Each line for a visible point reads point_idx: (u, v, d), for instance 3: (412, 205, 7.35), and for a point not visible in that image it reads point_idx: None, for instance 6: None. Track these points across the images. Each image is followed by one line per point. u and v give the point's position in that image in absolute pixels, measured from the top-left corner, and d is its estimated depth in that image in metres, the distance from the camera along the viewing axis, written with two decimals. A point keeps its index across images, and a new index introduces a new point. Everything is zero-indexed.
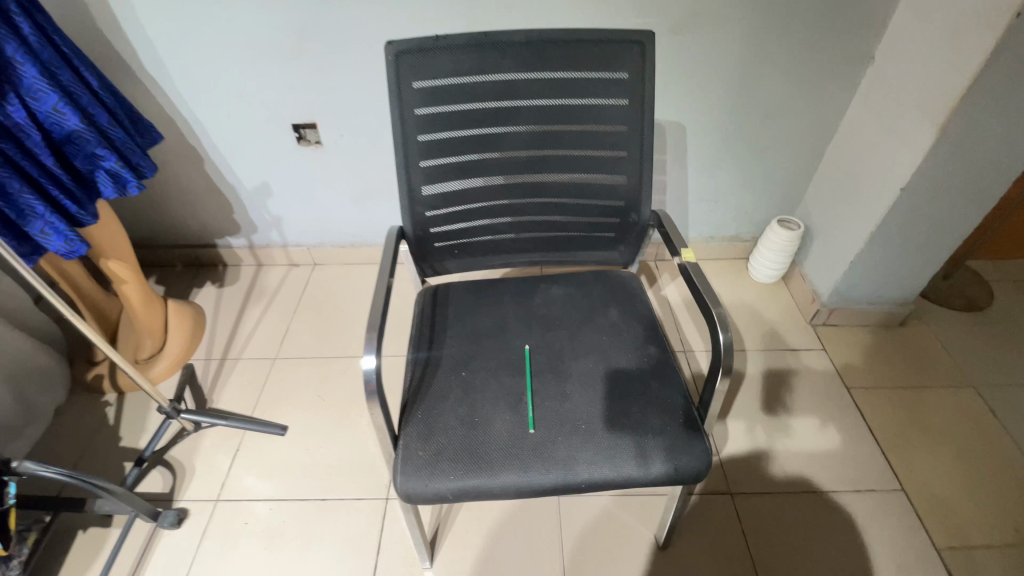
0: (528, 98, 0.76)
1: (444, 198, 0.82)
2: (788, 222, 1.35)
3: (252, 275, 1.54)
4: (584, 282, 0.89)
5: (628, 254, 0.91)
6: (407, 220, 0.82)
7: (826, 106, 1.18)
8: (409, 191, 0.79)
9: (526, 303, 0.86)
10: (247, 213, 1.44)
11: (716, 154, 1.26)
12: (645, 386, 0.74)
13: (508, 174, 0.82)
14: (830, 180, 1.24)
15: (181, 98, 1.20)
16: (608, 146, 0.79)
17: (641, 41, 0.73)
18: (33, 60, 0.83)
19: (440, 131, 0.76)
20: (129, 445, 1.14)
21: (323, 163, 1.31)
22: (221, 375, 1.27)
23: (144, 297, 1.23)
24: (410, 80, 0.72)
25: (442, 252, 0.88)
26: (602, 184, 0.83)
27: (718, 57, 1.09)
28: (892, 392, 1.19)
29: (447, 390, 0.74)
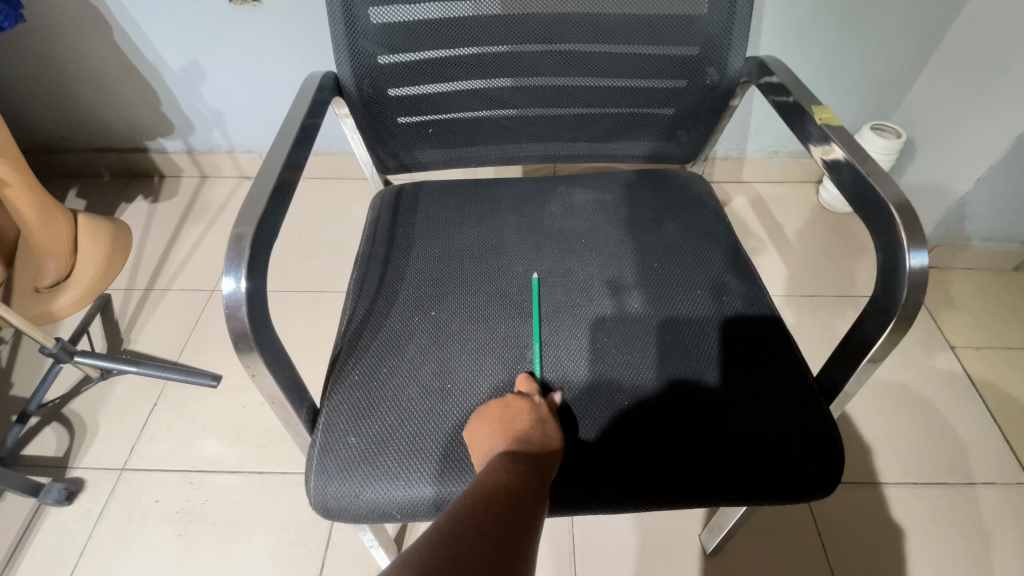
0: None
1: (407, 34, 0.51)
2: (883, 129, 1.00)
3: (195, 189, 1.24)
4: (622, 184, 0.60)
5: (691, 143, 0.61)
6: (350, 70, 0.52)
7: None
8: (348, 18, 0.49)
9: (535, 212, 0.57)
10: (178, 105, 1.12)
11: (798, 31, 0.92)
12: (724, 342, 0.46)
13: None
14: (953, 71, 0.91)
15: None
16: None
17: None
18: None
19: None
20: (19, 396, 0.89)
21: (266, 33, 0.98)
22: (145, 310, 1.00)
23: (39, 208, 0.95)
24: None
25: (408, 132, 0.58)
26: (666, 19, 0.51)
27: None
28: (1006, 354, 0.91)
29: (405, 339, 0.46)
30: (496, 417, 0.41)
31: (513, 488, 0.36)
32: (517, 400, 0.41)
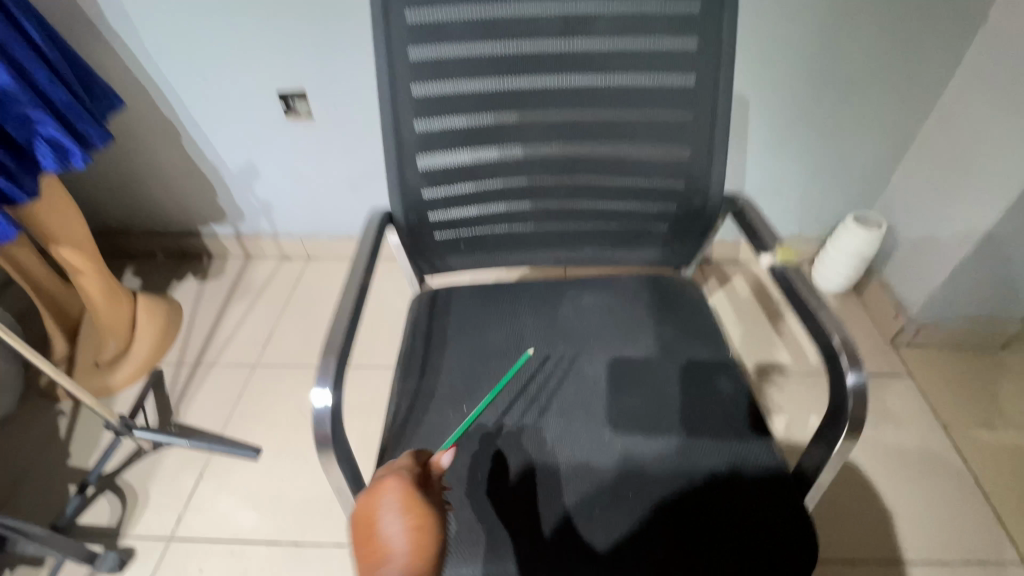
0: (557, 38, 0.56)
1: (446, 175, 0.62)
2: (866, 220, 1.11)
3: (239, 269, 1.37)
4: (625, 287, 0.69)
5: (684, 253, 0.70)
6: (398, 203, 0.63)
7: (923, 78, 0.96)
8: (398, 164, 0.60)
9: (550, 314, 0.66)
10: (233, 198, 1.27)
11: (780, 138, 1.05)
12: (714, 439, 0.54)
13: (533, 145, 0.62)
14: (923, 172, 1.01)
15: (150, 60, 1.03)
16: (667, 106, 0.59)
17: None
18: None
19: (440, 82, 0.57)
20: (77, 466, 0.97)
21: (315, 141, 1.13)
22: (192, 385, 1.10)
23: (106, 292, 1.06)
24: (400, 10, 0.53)
25: (442, 246, 0.69)
26: (656, 160, 0.62)
27: (789, 17, 0.90)
28: (998, 433, 0.96)
29: (441, 433, 0.55)
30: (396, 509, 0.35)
31: None
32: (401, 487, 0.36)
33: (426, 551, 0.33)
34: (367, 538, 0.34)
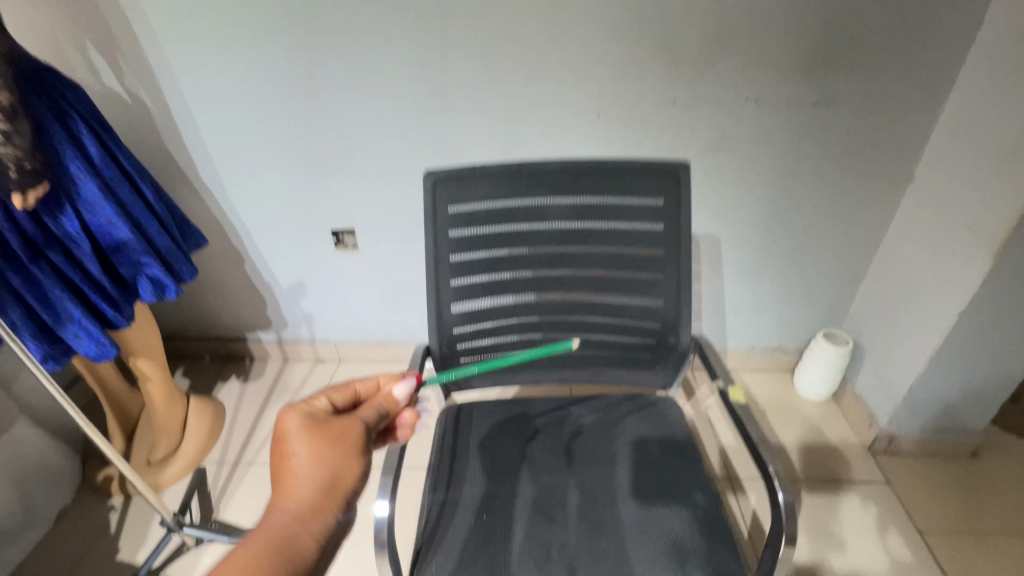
0: (559, 221, 0.78)
1: (473, 316, 0.81)
2: (834, 337, 1.27)
3: (277, 371, 1.52)
4: (619, 405, 0.84)
5: (666, 375, 0.87)
6: (435, 337, 0.81)
7: (868, 225, 1.15)
8: (438, 308, 0.80)
9: (556, 430, 0.80)
10: (280, 310, 1.46)
11: (753, 267, 1.24)
12: (693, 547, 0.65)
13: (540, 292, 0.82)
14: (878, 300, 1.18)
15: (230, 205, 1.24)
16: (643, 267, 0.80)
17: (678, 170, 0.75)
18: (93, 176, 0.87)
19: (471, 252, 0.78)
20: (125, 561, 1.07)
21: (357, 266, 1.33)
22: (233, 482, 1.22)
23: (167, 396, 1.21)
24: (446, 206, 0.75)
25: (467, 369, 0.86)
26: (633, 303, 0.82)
27: (750, 179, 1.11)
28: (976, 542, 1.03)
29: (466, 538, 0.66)
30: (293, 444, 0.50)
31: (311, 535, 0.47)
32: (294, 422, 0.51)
33: (345, 463, 0.50)
34: (286, 454, 0.49)
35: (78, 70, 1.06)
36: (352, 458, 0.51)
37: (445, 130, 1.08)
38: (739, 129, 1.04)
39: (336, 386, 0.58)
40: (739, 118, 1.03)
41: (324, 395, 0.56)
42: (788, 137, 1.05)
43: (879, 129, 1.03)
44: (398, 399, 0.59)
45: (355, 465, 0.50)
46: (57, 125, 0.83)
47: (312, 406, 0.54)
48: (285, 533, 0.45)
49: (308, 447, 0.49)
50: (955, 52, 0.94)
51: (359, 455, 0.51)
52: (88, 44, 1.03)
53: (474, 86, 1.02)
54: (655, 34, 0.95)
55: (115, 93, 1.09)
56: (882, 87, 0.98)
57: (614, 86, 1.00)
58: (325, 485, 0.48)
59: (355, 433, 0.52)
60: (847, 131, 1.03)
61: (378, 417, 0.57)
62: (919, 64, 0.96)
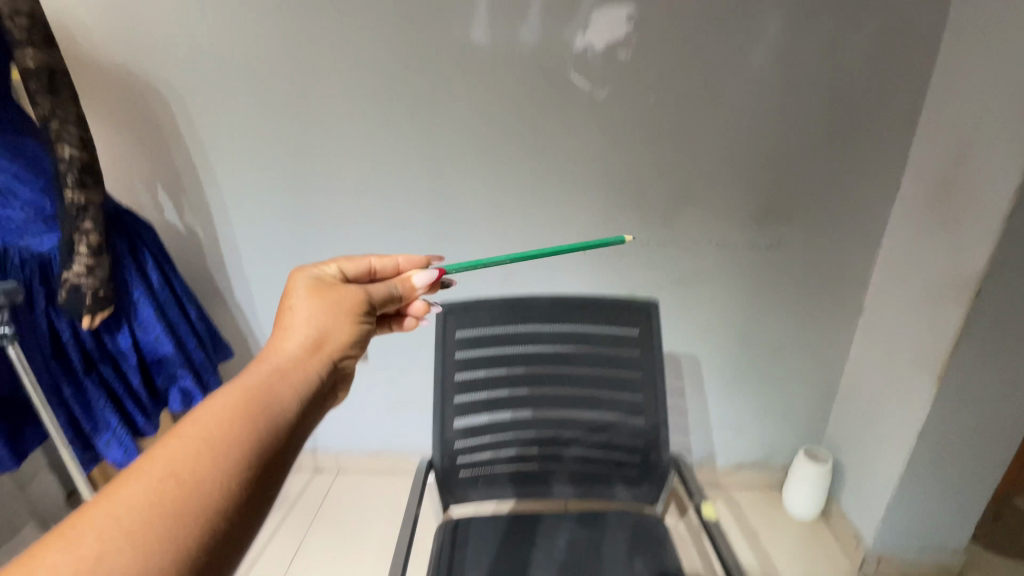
0: (551, 346, 0.91)
1: (473, 431, 0.91)
2: (816, 455, 1.34)
3: None
4: (607, 520, 0.90)
5: (651, 491, 0.95)
6: (437, 451, 0.90)
7: (830, 350, 1.28)
8: (442, 423, 0.90)
9: (548, 545, 0.85)
10: None
11: (731, 386, 1.35)
12: None
13: (534, 409, 0.92)
14: (849, 419, 1.27)
15: (257, 320, 1.37)
16: (624, 389, 0.92)
17: (649, 307, 0.91)
18: (151, 301, 1.04)
19: (474, 372, 0.90)
20: None
21: (365, 377, 1.42)
22: None
23: None
24: (454, 332, 0.89)
25: (466, 482, 0.93)
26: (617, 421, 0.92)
27: (719, 307, 1.26)
28: None
29: None
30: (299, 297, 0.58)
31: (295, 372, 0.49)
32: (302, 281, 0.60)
33: (338, 323, 0.57)
34: (290, 304, 0.57)
35: (144, 206, 1.22)
36: (347, 315, 0.58)
37: (454, 259, 1.24)
38: (705, 265, 1.22)
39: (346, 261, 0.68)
40: (704, 256, 1.21)
41: (336, 264, 0.66)
42: (751, 270, 1.22)
43: (826, 268, 1.19)
44: (406, 281, 0.67)
45: (346, 326, 0.57)
46: (130, 260, 1.01)
47: (323, 271, 0.64)
48: (281, 363, 0.50)
49: (311, 298, 0.57)
50: (880, 207, 1.13)
51: (353, 319, 0.58)
52: (157, 186, 1.19)
53: (480, 225, 1.19)
54: (633, 189, 1.14)
55: (172, 225, 1.24)
56: (827, 234, 1.16)
57: (600, 227, 1.18)
58: (320, 333, 0.54)
59: (355, 293, 0.60)
60: (799, 268, 1.20)
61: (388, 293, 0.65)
62: (855, 216, 1.14)
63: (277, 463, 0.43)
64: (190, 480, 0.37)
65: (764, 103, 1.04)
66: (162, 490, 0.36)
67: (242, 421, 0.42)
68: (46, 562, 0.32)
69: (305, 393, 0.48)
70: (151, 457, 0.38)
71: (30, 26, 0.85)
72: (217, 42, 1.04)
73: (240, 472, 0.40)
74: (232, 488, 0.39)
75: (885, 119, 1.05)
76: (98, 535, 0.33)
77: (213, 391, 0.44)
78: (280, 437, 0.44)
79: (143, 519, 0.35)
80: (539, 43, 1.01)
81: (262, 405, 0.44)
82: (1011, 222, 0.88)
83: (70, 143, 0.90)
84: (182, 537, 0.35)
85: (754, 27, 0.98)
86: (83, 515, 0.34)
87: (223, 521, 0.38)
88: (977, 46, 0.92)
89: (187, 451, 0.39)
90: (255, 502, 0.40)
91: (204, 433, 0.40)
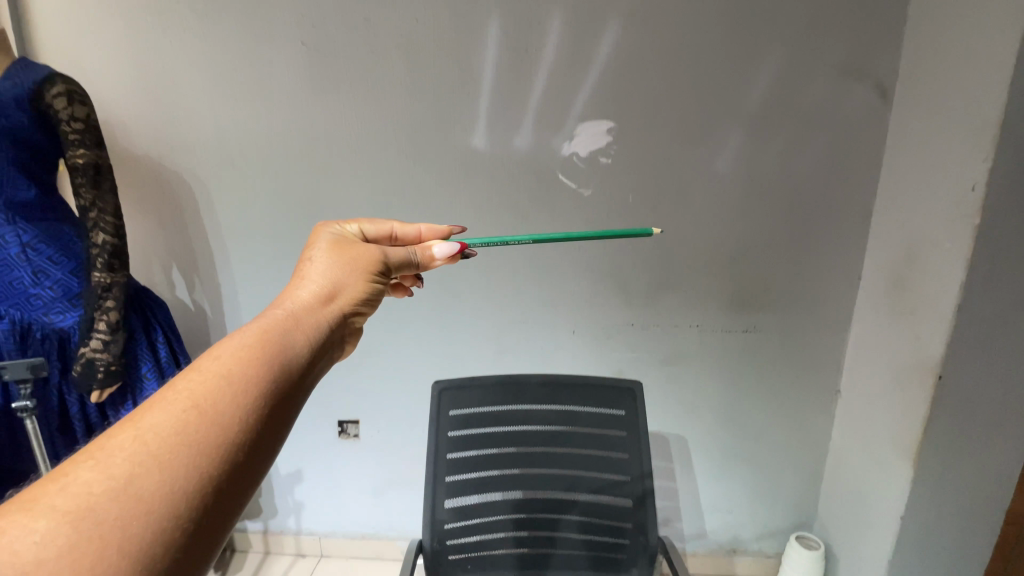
0: (540, 423, 0.96)
1: (464, 511, 0.93)
2: (808, 541, 1.35)
3: (257, 565, 1.49)
4: None
5: None
6: (427, 532, 0.91)
7: (813, 432, 1.34)
8: (433, 504, 0.91)
9: None
10: (273, 499, 1.47)
11: (721, 467, 1.39)
12: None
13: (524, 490, 0.95)
14: (836, 503, 1.31)
15: None
16: (612, 469, 0.95)
17: (633, 387, 0.97)
18: (158, 374, 1.11)
19: (466, 450, 0.94)
20: None
21: (357, 456, 1.42)
22: None
23: None
24: (448, 410, 0.94)
25: (454, 566, 0.93)
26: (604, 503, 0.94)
27: (704, 387, 1.32)
28: None
29: None
30: (318, 253, 0.65)
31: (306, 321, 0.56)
32: (322, 240, 0.68)
33: (351, 279, 0.63)
34: (308, 260, 0.64)
35: (158, 283, 1.29)
36: (357, 275, 0.64)
37: (448, 339, 1.30)
38: (687, 347, 1.29)
39: (366, 222, 0.75)
40: (686, 338, 1.28)
41: (357, 225, 0.74)
42: (728, 353, 1.29)
43: (802, 351, 1.27)
44: (428, 249, 0.72)
45: (359, 283, 0.63)
46: (142, 336, 1.09)
47: (345, 230, 0.72)
48: (290, 316, 0.55)
49: (328, 255, 0.64)
50: (846, 295, 1.22)
51: (366, 275, 0.65)
52: (172, 266, 1.28)
53: (473, 307, 1.27)
54: (615, 276, 1.23)
55: (183, 302, 1.31)
56: (797, 319, 1.25)
57: (587, 311, 1.26)
58: (333, 285, 0.61)
59: (367, 255, 0.66)
60: (776, 351, 1.28)
61: (410, 258, 0.71)
62: (821, 304, 1.23)
63: (284, 403, 0.48)
64: (209, 413, 0.42)
65: (731, 203, 1.16)
66: (183, 422, 0.41)
67: (254, 365, 0.47)
68: (81, 479, 0.36)
69: (315, 339, 0.54)
70: (173, 393, 0.43)
71: (84, 129, 0.96)
72: (244, 142, 1.17)
73: (253, 408, 0.45)
74: (246, 423, 0.44)
75: (839, 219, 1.17)
76: (127, 457, 0.38)
77: (227, 339, 0.49)
78: (288, 381, 0.49)
79: (166, 445, 0.39)
80: (530, 149, 1.15)
81: (272, 353, 0.49)
82: (960, 314, 0.95)
83: (104, 231, 0.99)
84: (201, 462, 0.40)
85: (717, 140, 1.12)
86: (112, 440, 0.39)
87: (237, 451, 0.42)
88: (909, 162, 1.06)
89: (205, 389, 0.44)
90: (265, 435, 0.45)
91: (223, 370, 0.45)
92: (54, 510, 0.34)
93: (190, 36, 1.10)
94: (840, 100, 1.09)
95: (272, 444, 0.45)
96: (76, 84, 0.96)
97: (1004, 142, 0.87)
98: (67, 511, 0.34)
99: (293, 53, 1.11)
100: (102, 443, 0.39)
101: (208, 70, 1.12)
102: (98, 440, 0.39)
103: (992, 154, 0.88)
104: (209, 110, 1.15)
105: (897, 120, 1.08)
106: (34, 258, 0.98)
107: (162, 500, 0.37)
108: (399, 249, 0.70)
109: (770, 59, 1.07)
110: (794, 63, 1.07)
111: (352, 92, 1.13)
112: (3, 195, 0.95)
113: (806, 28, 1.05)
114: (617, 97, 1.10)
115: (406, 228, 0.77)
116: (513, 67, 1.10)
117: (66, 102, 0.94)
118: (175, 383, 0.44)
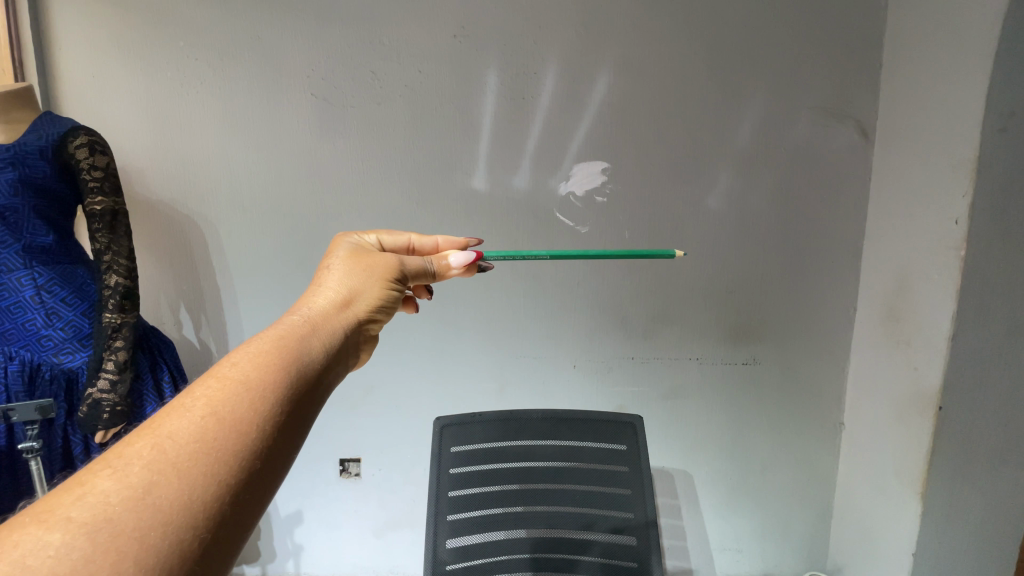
0: (543, 458, 0.97)
1: (465, 551, 0.91)
2: None
3: None
4: None
5: None
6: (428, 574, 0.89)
7: (818, 464, 1.32)
8: (433, 545, 0.90)
9: None
10: (272, 542, 1.44)
11: (727, 502, 1.36)
12: None
13: (528, 530, 0.93)
14: (846, 538, 1.28)
15: None
16: (616, 506, 0.94)
17: (634, 421, 0.99)
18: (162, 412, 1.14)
19: (467, 487, 0.94)
20: None
21: (358, 495, 1.40)
22: None
23: None
24: (450, 445, 0.97)
25: None
26: (609, 542, 0.92)
27: (706, 419, 1.31)
28: None
29: None
30: (339, 261, 0.70)
31: (320, 325, 0.59)
32: (341, 250, 0.72)
33: (367, 286, 0.67)
34: (323, 268, 0.69)
35: (165, 323, 1.31)
36: (371, 283, 0.68)
37: (449, 375, 1.31)
38: (688, 380, 1.29)
39: (384, 234, 0.81)
40: (685, 371, 1.29)
41: (376, 236, 0.80)
42: (729, 386, 1.29)
43: (801, 383, 1.28)
44: (443, 260, 0.77)
45: (375, 290, 0.67)
46: (150, 375, 1.12)
47: (364, 240, 0.78)
48: (308, 324, 0.58)
49: (345, 264, 0.69)
50: (842, 327, 1.24)
51: (384, 282, 0.69)
52: (180, 306, 1.31)
53: (474, 343, 1.29)
54: (614, 310, 1.25)
55: (189, 341, 1.33)
56: (795, 351, 1.26)
57: (587, 345, 1.28)
58: (348, 292, 0.65)
59: (383, 264, 0.71)
60: (775, 382, 1.28)
61: (433, 265, 0.76)
62: (818, 335, 1.25)
63: (298, 411, 0.49)
64: (226, 421, 0.44)
65: (724, 239, 1.20)
66: (201, 431, 0.43)
67: (268, 373, 0.49)
68: (99, 489, 0.37)
69: (331, 345, 0.58)
70: (190, 400, 0.45)
71: (103, 177, 1.01)
72: (254, 187, 1.22)
73: (267, 416, 0.46)
74: (260, 430, 0.45)
75: (832, 253, 1.20)
76: (145, 466, 0.39)
77: (243, 348, 0.52)
78: (302, 388, 0.51)
79: (184, 454, 0.41)
80: (528, 190, 1.19)
81: (287, 359, 0.52)
82: (954, 344, 0.97)
83: (117, 272, 1.02)
84: (218, 471, 0.41)
85: (708, 180, 1.17)
86: (131, 449, 0.41)
87: (252, 459, 0.44)
88: (894, 198, 1.10)
89: (221, 398, 0.45)
90: (279, 441, 0.47)
91: (241, 377, 0.48)
92: (70, 521, 0.35)
93: (207, 89, 1.17)
94: (823, 139, 1.14)
95: (287, 451, 0.47)
96: (98, 136, 1.02)
97: (981, 176, 0.91)
98: (82, 523, 0.35)
99: (302, 103, 1.17)
100: (119, 452, 0.40)
101: (221, 120, 1.19)
102: (115, 449, 0.41)
103: (971, 187, 0.92)
104: (221, 158, 1.21)
105: (879, 157, 1.13)
106: (47, 300, 1.01)
107: (179, 509, 0.38)
108: (414, 259, 0.75)
109: (754, 105, 1.13)
110: (777, 106, 1.13)
111: (357, 139, 1.19)
112: (21, 240, 0.98)
113: (787, 76, 1.11)
114: (610, 140, 1.16)
115: (423, 240, 0.83)
116: (511, 114, 1.16)
117: (88, 152, 0.99)
118: (192, 392, 0.46)
